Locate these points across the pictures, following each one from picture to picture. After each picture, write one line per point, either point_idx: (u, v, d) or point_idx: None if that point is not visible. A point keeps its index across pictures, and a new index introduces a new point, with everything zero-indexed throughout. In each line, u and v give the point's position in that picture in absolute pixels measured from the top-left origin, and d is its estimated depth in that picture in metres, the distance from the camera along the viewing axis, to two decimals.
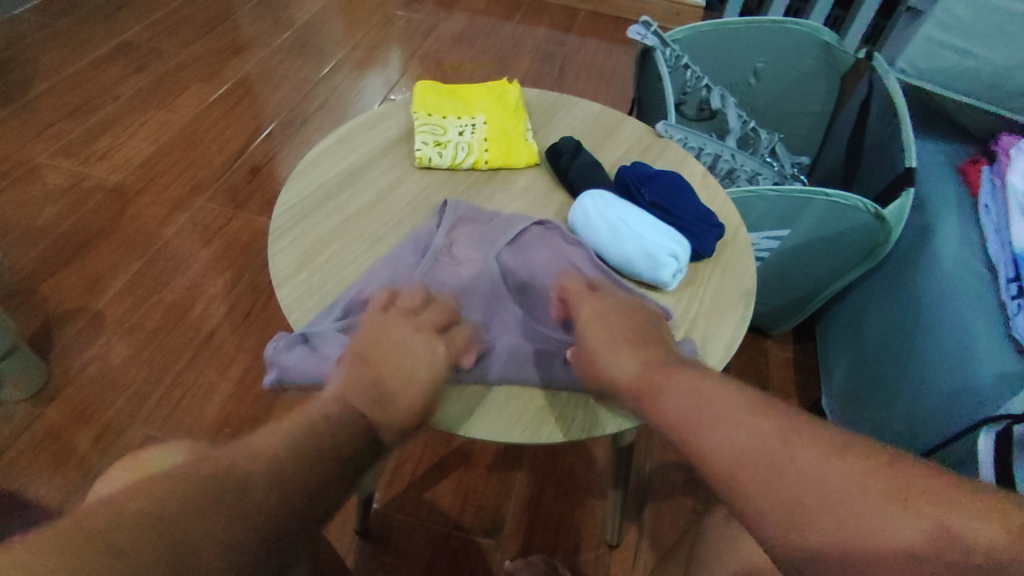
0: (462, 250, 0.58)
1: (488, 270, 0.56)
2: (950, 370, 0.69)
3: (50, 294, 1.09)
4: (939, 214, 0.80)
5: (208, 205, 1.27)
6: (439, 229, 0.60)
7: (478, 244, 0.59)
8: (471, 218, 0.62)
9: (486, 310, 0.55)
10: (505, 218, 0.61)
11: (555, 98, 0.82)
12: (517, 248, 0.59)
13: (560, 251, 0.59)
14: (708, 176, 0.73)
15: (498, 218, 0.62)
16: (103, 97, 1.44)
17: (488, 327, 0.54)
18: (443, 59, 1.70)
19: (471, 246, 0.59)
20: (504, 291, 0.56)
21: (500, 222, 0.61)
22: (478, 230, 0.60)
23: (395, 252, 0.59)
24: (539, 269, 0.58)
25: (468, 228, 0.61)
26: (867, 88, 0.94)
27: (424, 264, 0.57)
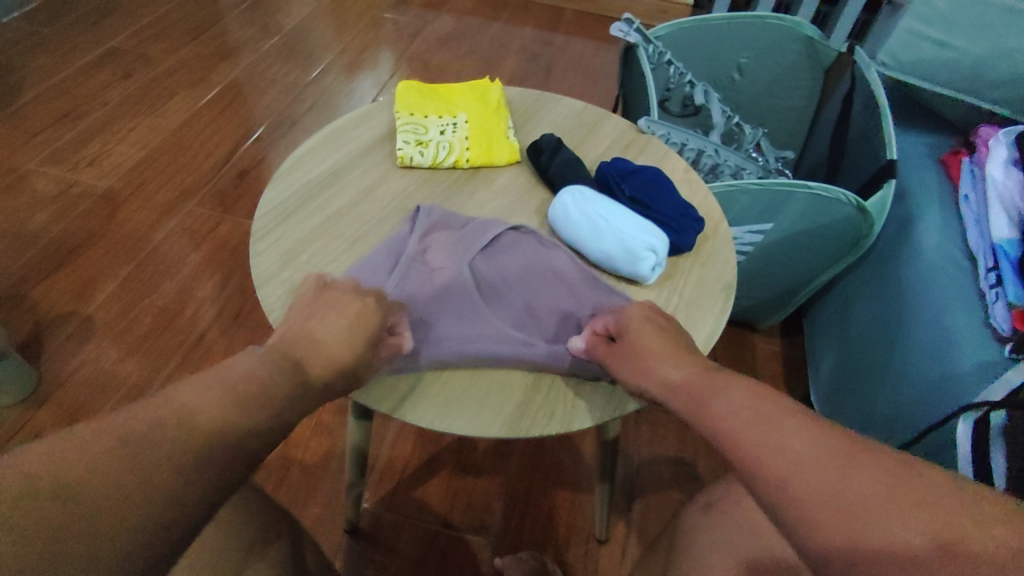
0: (437, 257, 0.58)
1: (459, 277, 0.56)
2: (929, 359, 0.69)
3: (38, 300, 1.09)
4: (920, 204, 0.81)
5: (197, 209, 1.27)
6: (413, 234, 0.60)
7: (452, 251, 0.59)
8: (446, 224, 0.62)
9: (460, 314, 0.55)
10: (479, 223, 0.61)
11: (538, 96, 0.82)
12: (491, 253, 0.59)
13: (537, 254, 0.60)
14: (689, 171, 0.73)
15: (473, 223, 0.62)
16: (92, 103, 1.45)
17: (462, 330, 0.54)
18: (431, 60, 1.70)
19: (444, 252, 0.59)
20: (477, 296, 0.56)
21: (474, 227, 0.61)
22: (453, 236, 0.60)
23: (371, 255, 0.59)
24: (513, 275, 0.58)
25: (443, 233, 0.61)
26: (850, 83, 0.94)
27: (397, 269, 0.56)
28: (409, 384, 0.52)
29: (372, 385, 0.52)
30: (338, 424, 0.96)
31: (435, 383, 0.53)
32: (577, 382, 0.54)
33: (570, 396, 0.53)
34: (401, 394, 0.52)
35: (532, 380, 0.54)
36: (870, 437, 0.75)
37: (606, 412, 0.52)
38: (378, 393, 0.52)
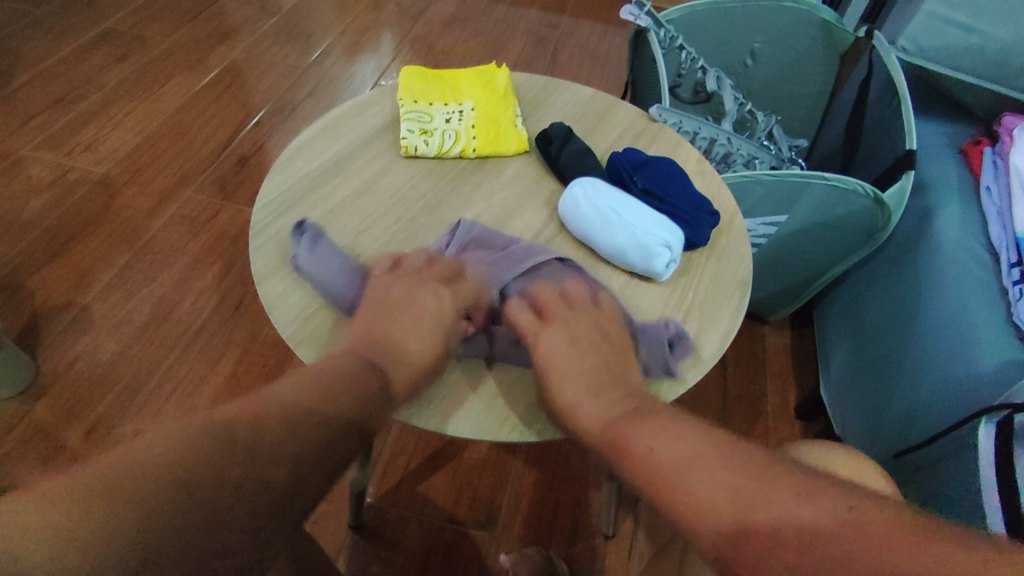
0: (469, 277, 0.55)
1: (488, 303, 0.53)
2: (950, 356, 0.67)
3: (36, 289, 1.08)
4: (940, 198, 0.78)
5: (196, 196, 1.25)
6: (449, 249, 0.57)
7: (486, 272, 0.55)
8: (484, 241, 0.58)
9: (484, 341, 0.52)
10: (522, 247, 0.56)
11: (546, 82, 0.80)
12: (529, 281, 0.55)
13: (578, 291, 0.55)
14: (703, 161, 0.71)
15: (515, 245, 0.57)
16: (87, 86, 1.42)
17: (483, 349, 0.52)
18: (433, 43, 1.66)
19: (478, 273, 0.55)
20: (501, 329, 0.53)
21: (516, 250, 0.56)
22: (491, 257, 0.56)
23: (398, 269, 0.56)
24: None
25: (480, 253, 0.57)
26: (867, 68, 0.91)
27: None
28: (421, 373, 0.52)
29: None
30: None
31: (441, 388, 0.51)
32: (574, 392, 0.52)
33: None
34: None
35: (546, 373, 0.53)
36: (883, 435, 0.74)
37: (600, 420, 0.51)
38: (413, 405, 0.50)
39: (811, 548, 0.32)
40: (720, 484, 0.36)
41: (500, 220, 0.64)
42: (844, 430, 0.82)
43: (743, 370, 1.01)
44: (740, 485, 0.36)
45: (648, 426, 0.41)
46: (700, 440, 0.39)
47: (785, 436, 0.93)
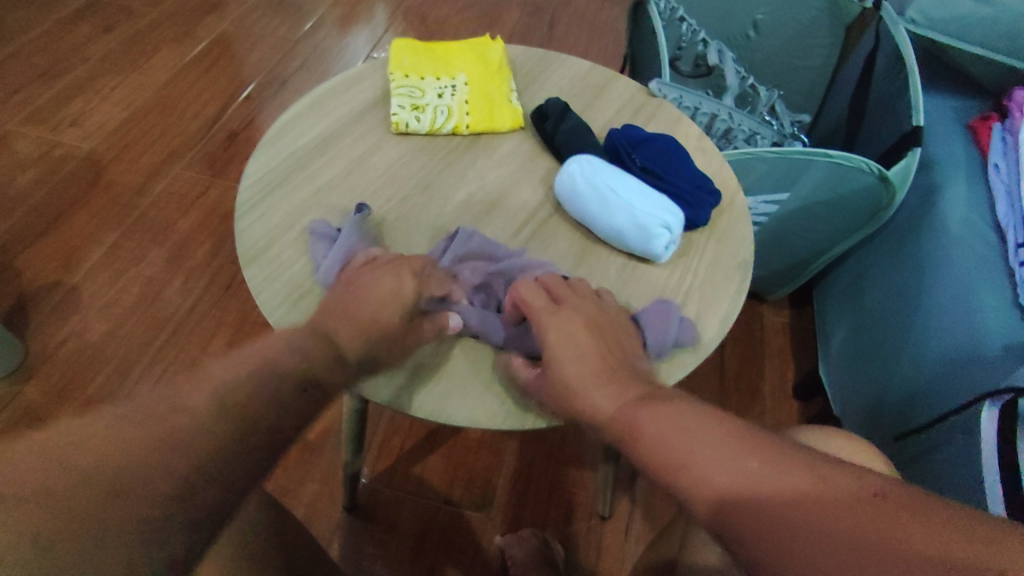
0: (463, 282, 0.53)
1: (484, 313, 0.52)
2: (954, 340, 0.66)
3: (22, 269, 1.05)
4: (946, 175, 0.76)
5: (184, 173, 1.22)
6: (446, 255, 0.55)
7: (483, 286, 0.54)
8: (482, 252, 0.55)
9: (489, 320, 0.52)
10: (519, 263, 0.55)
11: (542, 54, 0.77)
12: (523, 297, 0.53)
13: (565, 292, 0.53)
14: (704, 138, 0.69)
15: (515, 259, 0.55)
16: (70, 59, 1.37)
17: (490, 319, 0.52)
18: (427, 15, 1.61)
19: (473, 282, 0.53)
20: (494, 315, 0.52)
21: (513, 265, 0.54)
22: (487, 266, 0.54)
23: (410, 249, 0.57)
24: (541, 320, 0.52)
25: (476, 263, 0.55)
26: (874, 40, 0.88)
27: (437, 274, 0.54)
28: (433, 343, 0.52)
29: None
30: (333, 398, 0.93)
31: (435, 374, 0.50)
32: None
33: None
34: (396, 385, 0.49)
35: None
36: (883, 417, 0.74)
37: None
38: (375, 386, 0.49)
39: (801, 508, 0.30)
40: (712, 448, 0.34)
41: (495, 200, 0.62)
42: (842, 410, 0.82)
43: (741, 350, 1.00)
44: (731, 447, 0.34)
45: (635, 395, 0.39)
46: (687, 404, 0.38)
47: (783, 418, 0.93)
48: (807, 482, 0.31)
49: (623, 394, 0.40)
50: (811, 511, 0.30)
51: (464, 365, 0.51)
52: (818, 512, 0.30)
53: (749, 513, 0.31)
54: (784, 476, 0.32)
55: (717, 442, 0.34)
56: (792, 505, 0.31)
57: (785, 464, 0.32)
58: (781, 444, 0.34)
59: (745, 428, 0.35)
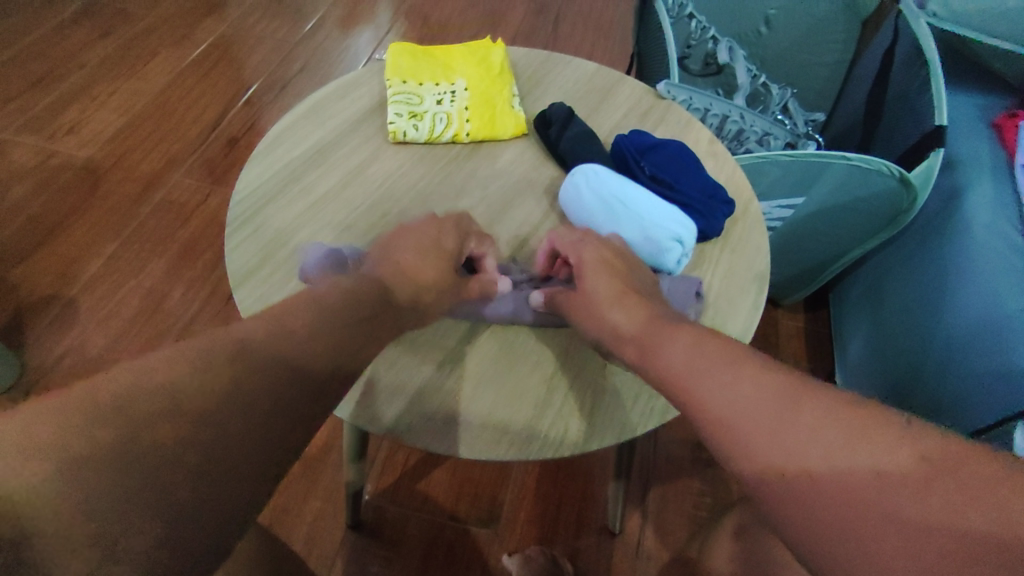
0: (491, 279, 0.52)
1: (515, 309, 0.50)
2: (982, 351, 0.63)
3: (20, 282, 1.04)
4: (970, 175, 0.73)
5: (183, 181, 1.20)
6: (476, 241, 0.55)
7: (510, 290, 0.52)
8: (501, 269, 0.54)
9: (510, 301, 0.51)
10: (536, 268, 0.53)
11: (546, 57, 0.74)
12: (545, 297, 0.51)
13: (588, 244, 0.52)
14: (715, 142, 0.66)
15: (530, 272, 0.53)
16: (68, 66, 1.36)
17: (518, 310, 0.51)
18: (430, 14, 1.58)
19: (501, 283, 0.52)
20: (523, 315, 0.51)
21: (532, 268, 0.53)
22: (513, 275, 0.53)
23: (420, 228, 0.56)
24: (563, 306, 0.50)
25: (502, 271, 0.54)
26: (892, 33, 0.84)
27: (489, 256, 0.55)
28: (434, 367, 0.49)
29: (372, 395, 0.48)
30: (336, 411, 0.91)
31: (435, 402, 0.48)
32: (594, 398, 0.48)
33: (585, 410, 0.48)
34: (396, 411, 0.47)
35: (568, 365, 0.50)
36: None
37: (625, 433, 0.47)
38: (374, 413, 0.47)
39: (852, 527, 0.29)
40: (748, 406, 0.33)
41: (497, 212, 0.59)
42: None
43: None
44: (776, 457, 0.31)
45: (670, 350, 0.38)
46: (718, 352, 0.37)
47: None
48: (846, 444, 0.30)
49: (654, 356, 0.39)
50: (846, 476, 0.29)
51: (470, 387, 0.49)
52: (853, 471, 0.29)
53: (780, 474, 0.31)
54: (817, 433, 0.31)
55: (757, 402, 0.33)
56: (824, 466, 0.30)
57: (822, 425, 0.31)
58: (823, 397, 0.33)
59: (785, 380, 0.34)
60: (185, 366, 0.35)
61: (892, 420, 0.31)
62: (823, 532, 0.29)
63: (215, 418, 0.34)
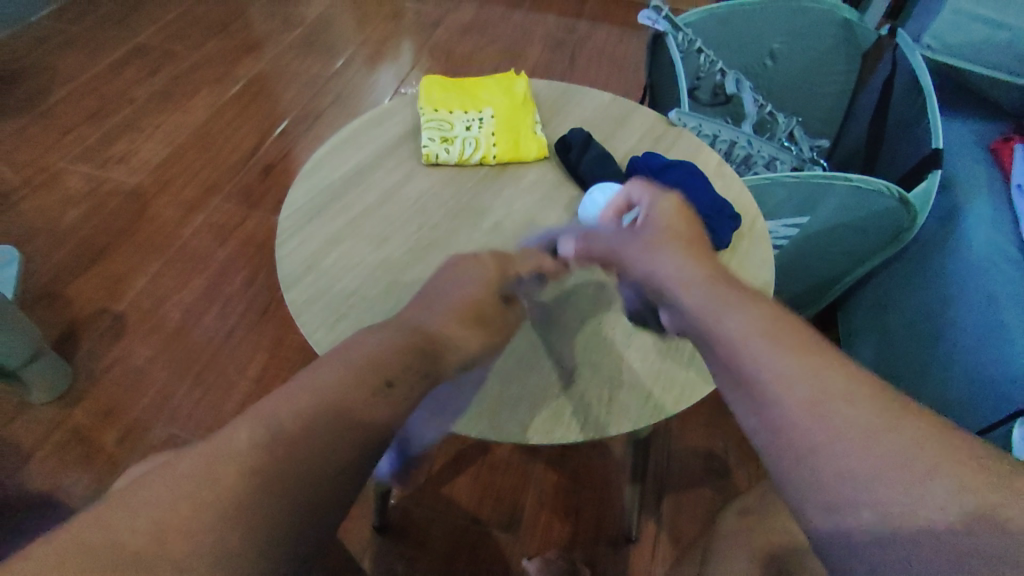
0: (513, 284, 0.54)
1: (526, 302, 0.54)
2: (982, 360, 0.67)
3: (74, 297, 1.12)
4: (966, 196, 0.77)
5: (223, 205, 1.28)
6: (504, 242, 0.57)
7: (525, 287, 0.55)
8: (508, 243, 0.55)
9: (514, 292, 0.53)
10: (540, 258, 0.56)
11: (565, 88, 0.80)
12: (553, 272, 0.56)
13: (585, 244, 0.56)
14: (723, 164, 0.71)
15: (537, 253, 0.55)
16: (119, 101, 1.46)
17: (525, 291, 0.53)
18: (453, 50, 1.68)
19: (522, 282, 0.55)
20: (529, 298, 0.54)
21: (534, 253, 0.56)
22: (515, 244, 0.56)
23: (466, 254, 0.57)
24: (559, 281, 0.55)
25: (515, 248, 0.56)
26: (890, 66, 0.90)
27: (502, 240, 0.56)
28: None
29: None
30: None
31: None
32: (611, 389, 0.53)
33: (605, 398, 0.53)
34: None
35: (588, 359, 0.55)
36: None
37: (639, 420, 0.52)
38: None
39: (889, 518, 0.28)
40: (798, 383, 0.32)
41: (521, 227, 0.65)
42: None
43: None
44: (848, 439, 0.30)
45: (725, 317, 0.37)
46: (775, 325, 0.36)
47: None
48: (910, 457, 0.29)
49: (695, 317, 0.39)
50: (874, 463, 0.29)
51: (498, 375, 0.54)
52: (882, 466, 0.29)
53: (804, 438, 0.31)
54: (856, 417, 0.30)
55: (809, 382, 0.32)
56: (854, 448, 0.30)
57: (870, 420, 0.30)
58: (873, 395, 0.31)
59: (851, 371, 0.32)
60: (290, 415, 0.34)
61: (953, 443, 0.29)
62: (827, 497, 0.29)
63: (308, 448, 0.33)
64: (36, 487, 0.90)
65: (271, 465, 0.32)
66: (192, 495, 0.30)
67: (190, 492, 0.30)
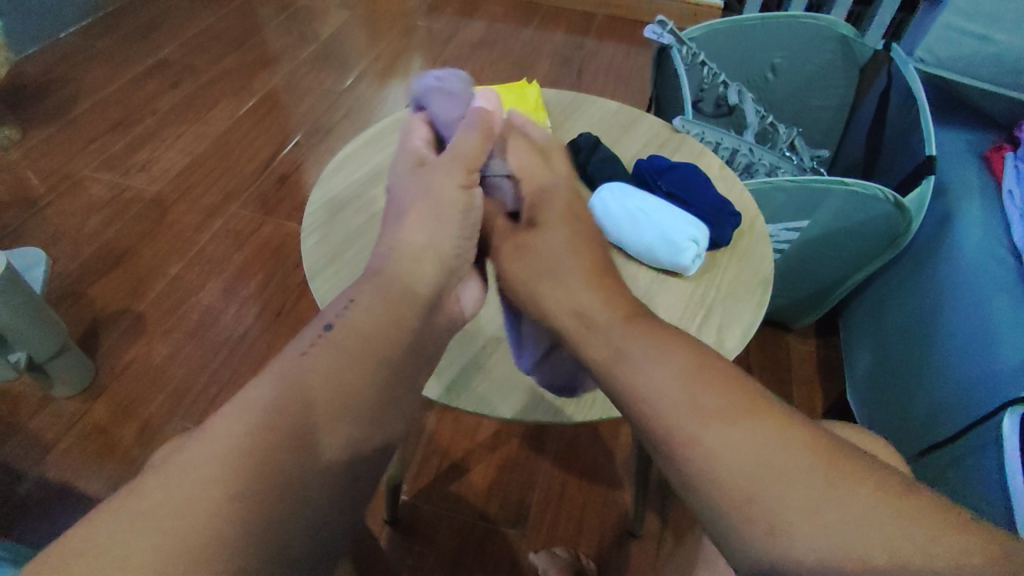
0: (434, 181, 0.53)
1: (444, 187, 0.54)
2: (974, 356, 0.70)
3: (95, 298, 1.15)
4: (960, 202, 0.81)
5: (239, 212, 1.32)
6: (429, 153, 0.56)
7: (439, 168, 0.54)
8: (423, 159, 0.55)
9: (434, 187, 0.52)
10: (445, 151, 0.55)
11: (574, 96, 0.84)
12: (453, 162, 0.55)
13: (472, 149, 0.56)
14: (725, 167, 0.74)
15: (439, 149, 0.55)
16: (141, 112, 1.52)
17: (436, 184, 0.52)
18: (463, 65, 1.74)
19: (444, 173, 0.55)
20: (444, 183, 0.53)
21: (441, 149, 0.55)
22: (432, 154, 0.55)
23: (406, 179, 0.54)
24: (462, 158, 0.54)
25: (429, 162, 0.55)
26: (887, 79, 0.94)
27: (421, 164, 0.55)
28: (477, 346, 0.58)
29: None
30: None
31: (481, 372, 0.56)
32: None
33: None
34: (448, 380, 0.55)
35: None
36: (909, 433, 0.76)
37: None
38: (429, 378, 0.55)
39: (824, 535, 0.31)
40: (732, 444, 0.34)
41: None
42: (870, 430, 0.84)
43: (768, 376, 1.02)
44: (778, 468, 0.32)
45: (651, 368, 0.38)
46: (698, 368, 0.37)
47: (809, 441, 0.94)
48: (832, 482, 0.32)
49: (623, 367, 0.40)
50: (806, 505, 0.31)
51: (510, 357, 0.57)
52: (805, 497, 0.31)
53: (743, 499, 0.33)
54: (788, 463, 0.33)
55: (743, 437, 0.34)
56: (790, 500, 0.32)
57: (797, 474, 0.32)
58: (797, 442, 0.33)
59: (778, 416, 0.35)
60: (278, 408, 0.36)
61: (873, 478, 0.32)
62: (767, 523, 0.32)
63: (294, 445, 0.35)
64: (57, 478, 0.92)
65: (276, 466, 0.34)
66: (183, 513, 0.31)
67: (180, 506, 0.31)
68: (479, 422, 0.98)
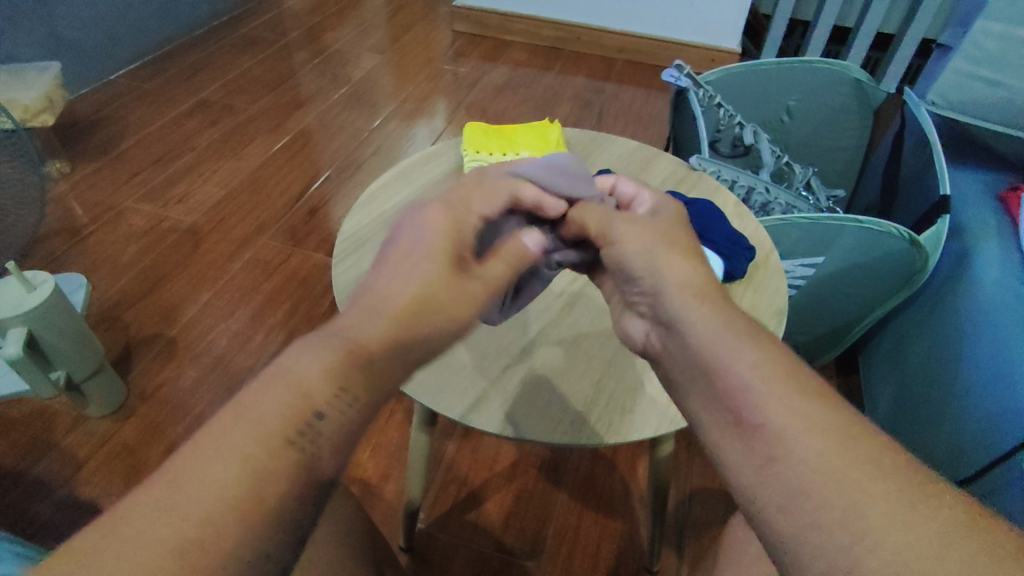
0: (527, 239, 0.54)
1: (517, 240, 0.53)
2: (995, 391, 0.69)
3: (129, 322, 1.20)
4: (977, 241, 0.82)
5: (270, 243, 1.37)
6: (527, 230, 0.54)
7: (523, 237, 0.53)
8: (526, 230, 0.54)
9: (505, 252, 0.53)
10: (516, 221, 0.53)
11: (594, 136, 0.88)
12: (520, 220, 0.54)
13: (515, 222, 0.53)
14: (741, 205, 0.76)
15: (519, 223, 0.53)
16: (182, 148, 1.60)
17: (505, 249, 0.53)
18: (487, 108, 1.80)
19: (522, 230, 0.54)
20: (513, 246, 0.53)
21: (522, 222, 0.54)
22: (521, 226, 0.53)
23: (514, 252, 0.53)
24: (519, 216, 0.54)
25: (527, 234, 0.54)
26: (900, 123, 0.96)
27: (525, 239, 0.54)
28: (500, 370, 0.60)
29: (449, 389, 0.58)
30: (392, 446, 0.99)
31: (501, 396, 0.58)
32: (635, 398, 0.57)
33: (626, 410, 0.56)
34: (468, 403, 0.57)
35: (613, 372, 0.60)
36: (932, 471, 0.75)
37: (662, 425, 0.55)
38: (451, 401, 0.57)
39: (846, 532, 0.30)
40: (765, 438, 0.34)
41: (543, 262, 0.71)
42: None
43: None
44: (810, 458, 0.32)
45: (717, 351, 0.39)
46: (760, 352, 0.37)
47: None
48: (851, 479, 0.31)
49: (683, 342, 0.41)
50: (826, 502, 0.31)
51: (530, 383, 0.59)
52: (826, 492, 0.31)
53: (767, 487, 0.33)
54: (812, 457, 0.32)
55: (781, 431, 0.34)
56: (808, 496, 0.31)
57: (826, 464, 0.32)
58: (832, 431, 0.33)
59: (825, 406, 0.34)
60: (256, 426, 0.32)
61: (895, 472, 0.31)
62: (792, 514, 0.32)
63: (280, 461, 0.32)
64: (84, 497, 0.95)
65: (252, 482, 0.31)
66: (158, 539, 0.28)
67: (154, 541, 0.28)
68: (497, 452, 0.99)
